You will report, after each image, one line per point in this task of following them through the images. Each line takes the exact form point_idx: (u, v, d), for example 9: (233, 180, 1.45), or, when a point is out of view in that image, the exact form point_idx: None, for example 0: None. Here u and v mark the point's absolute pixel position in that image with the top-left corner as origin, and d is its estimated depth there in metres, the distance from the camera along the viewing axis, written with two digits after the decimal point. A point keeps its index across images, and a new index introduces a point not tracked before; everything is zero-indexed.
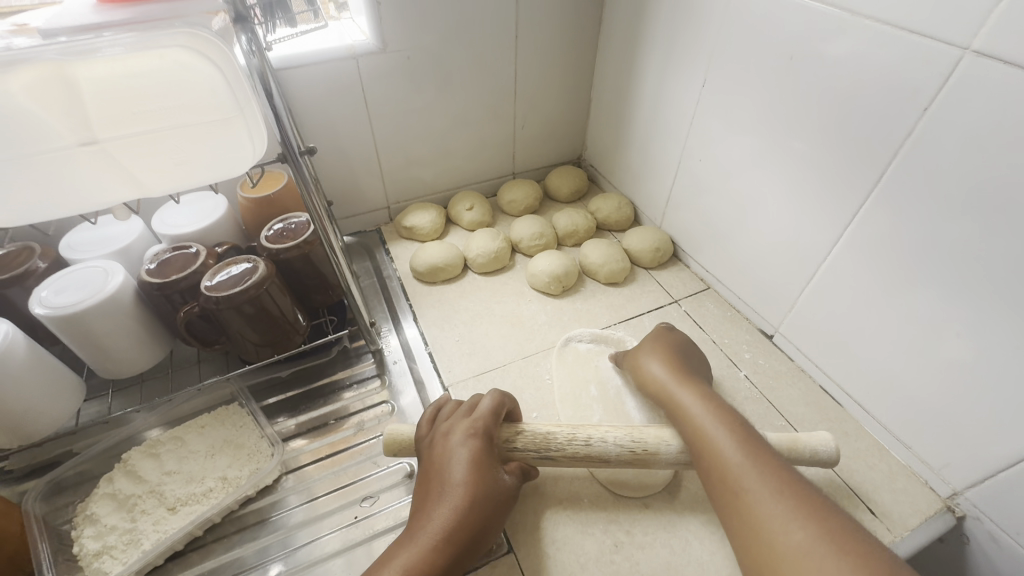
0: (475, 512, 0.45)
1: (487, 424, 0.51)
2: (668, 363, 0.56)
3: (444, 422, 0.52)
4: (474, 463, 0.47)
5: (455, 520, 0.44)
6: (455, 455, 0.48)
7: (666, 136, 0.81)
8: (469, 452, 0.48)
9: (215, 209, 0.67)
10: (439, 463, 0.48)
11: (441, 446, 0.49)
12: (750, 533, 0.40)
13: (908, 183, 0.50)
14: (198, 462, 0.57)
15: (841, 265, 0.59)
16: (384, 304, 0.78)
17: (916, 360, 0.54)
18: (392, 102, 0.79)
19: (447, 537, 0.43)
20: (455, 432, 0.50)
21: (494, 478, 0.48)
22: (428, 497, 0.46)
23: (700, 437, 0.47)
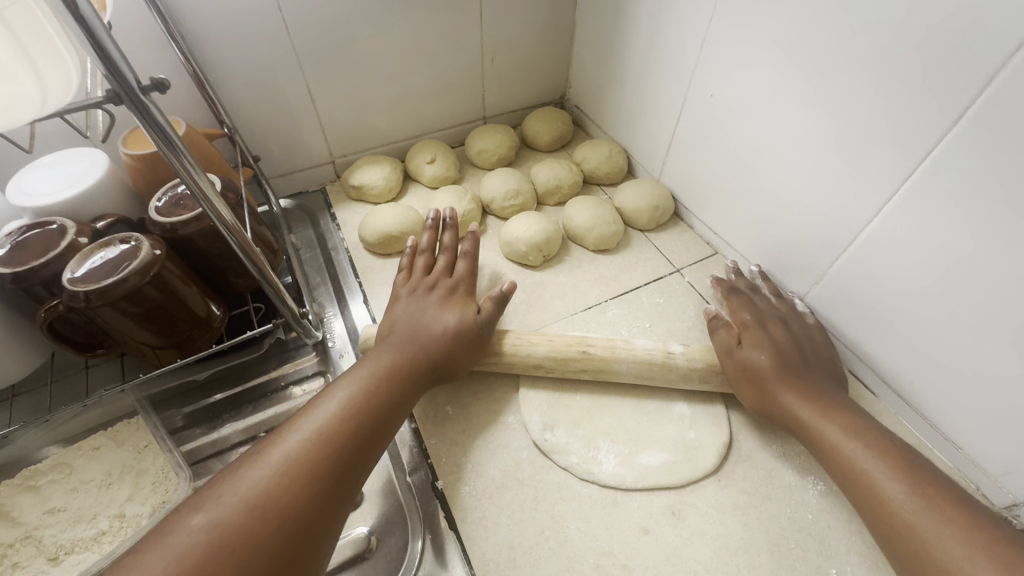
0: (454, 334, 0.49)
1: (465, 272, 0.55)
2: (775, 364, 0.48)
3: (424, 275, 0.55)
4: (456, 301, 0.52)
5: (437, 338, 0.49)
6: (436, 295, 0.52)
7: (669, 67, 0.66)
8: (429, 292, 0.53)
9: (92, 170, 0.52)
10: (401, 305, 0.52)
11: (405, 291, 0.54)
12: (922, 561, 0.36)
13: (1006, 120, 0.37)
14: (89, 496, 0.46)
15: (893, 229, 0.47)
16: (329, 282, 0.65)
17: (986, 351, 0.43)
18: (325, 28, 0.62)
19: (427, 350, 0.48)
20: (436, 279, 0.54)
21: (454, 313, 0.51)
22: (404, 321, 0.50)
23: (851, 473, 0.41)
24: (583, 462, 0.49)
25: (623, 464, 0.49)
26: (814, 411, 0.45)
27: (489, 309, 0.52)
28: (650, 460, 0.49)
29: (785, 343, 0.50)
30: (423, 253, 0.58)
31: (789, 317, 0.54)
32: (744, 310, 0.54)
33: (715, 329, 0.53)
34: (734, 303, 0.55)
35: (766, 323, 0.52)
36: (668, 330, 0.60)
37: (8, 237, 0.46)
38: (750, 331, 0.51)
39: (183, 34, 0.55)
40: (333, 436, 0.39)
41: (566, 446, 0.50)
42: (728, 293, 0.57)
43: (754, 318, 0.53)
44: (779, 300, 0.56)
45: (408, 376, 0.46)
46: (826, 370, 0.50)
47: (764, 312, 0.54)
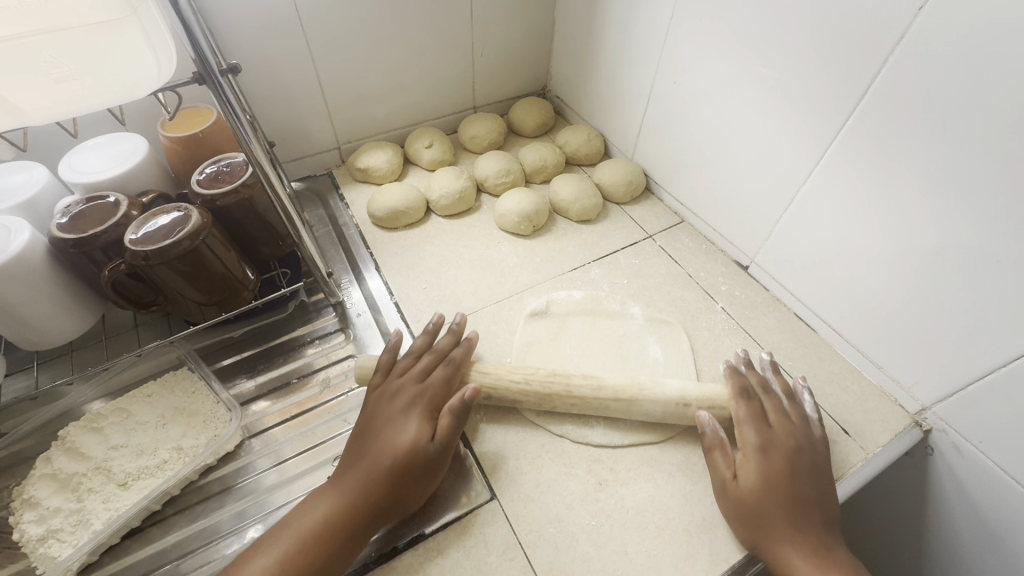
0: (403, 467, 0.45)
1: (439, 381, 0.51)
2: (776, 503, 0.45)
3: (395, 379, 0.52)
4: (415, 419, 0.48)
5: (381, 474, 0.45)
6: (396, 411, 0.49)
7: (638, 59, 0.75)
8: (392, 409, 0.49)
9: (133, 152, 0.58)
10: (360, 426, 0.49)
11: (369, 405, 0.50)
12: None
13: (896, 93, 0.47)
14: (148, 434, 0.53)
15: (820, 189, 0.57)
16: (342, 254, 0.72)
17: (889, 282, 0.54)
18: (334, 27, 0.70)
19: (371, 490, 0.44)
20: (403, 388, 0.50)
21: (410, 438, 0.46)
22: (359, 448, 0.47)
23: None
24: (575, 427, 0.55)
25: (611, 426, 0.55)
26: (811, 565, 0.43)
27: (446, 429, 0.48)
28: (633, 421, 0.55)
29: (787, 483, 0.46)
30: (409, 357, 0.54)
31: (800, 440, 0.49)
32: (753, 427, 0.49)
33: (712, 450, 0.49)
34: (742, 414, 0.50)
35: (773, 445, 0.48)
36: (643, 286, 0.69)
37: (68, 209, 0.53)
38: (754, 458, 0.47)
39: (211, 28, 0.62)
40: None
41: (560, 417, 0.56)
42: (737, 395, 0.51)
43: (759, 437, 0.48)
44: (789, 408, 0.51)
45: (345, 528, 0.43)
46: (833, 504, 0.46)
47: (770, 429, 0.49)
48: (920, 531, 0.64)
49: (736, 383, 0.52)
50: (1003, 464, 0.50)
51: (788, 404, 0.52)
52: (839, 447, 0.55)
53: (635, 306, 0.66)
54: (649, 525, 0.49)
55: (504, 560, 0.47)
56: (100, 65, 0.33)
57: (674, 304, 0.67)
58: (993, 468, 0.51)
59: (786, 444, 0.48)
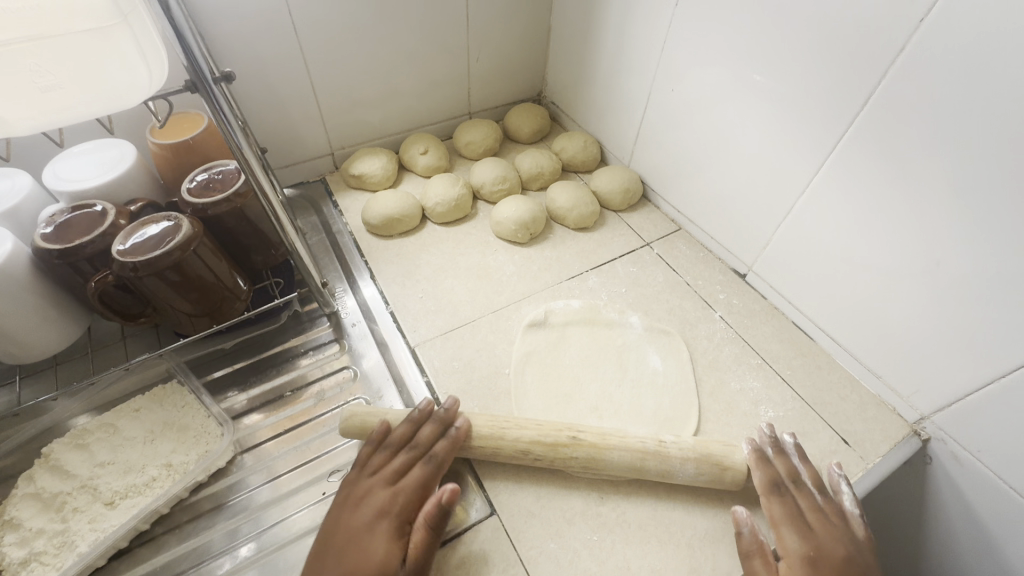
0: None
1: (414, 487, 0.46)
2: None
3: (364, 481, 0.47)
4: (384, 537, 0.43)
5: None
6: (362, 524, 0.43)
7: (635, 66, 0.75)
8: (359, 521, 0.44)
9: (121, 160, 0.56)
10: (323, 537, 0.44)
11: (335, 511, 0.45)
12: None
13: (899, 103, 0.47)
14: (136, 450, 0.51)
15: (820, 198, 0.57)
16: (336, 262, 0.71)
17: (889, 292, 0.54)
18: (329, 32, 0.69)
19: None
20: (373, 494, 0.45)
21: (375, 563, 0.41)
22: (316, 570, 0.41)
23: None
24: None
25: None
26: None
27: (417, 550, 0.43)
28: None
29: None
30: (383, 450, 0.49)
31: (851, 551, 0.44)
32: (793, 534, 0.44)
33: (750, 555, 0.45)
34: (778, 514, 0.46)
35: (821, 554, 0.43)
36: (641, 295, 0.69)
37: (52, 218, 0.51)
38: (801, 569, 0.43)
39: (203, 31, 0.61)
40: None
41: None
42: (768, 495, 0.47)
43: (802, 545, 0.44)
44: (827, 508, 0.46)
45: None
46: None
47: (812, 535, 0.44)
48: (918, 540, 0.64)
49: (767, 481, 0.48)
50: (1002, 474, 0.50)
51: (829, 506, 0.47)
52: (839, 458, 0.55)
53: (634, 315, 0.66)
54: (651, 540, 0.48)
55: None
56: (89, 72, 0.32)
57: (673, 313, 0.67)
58: (991, 478, 0.52)
59: (833, 551, 0.43)
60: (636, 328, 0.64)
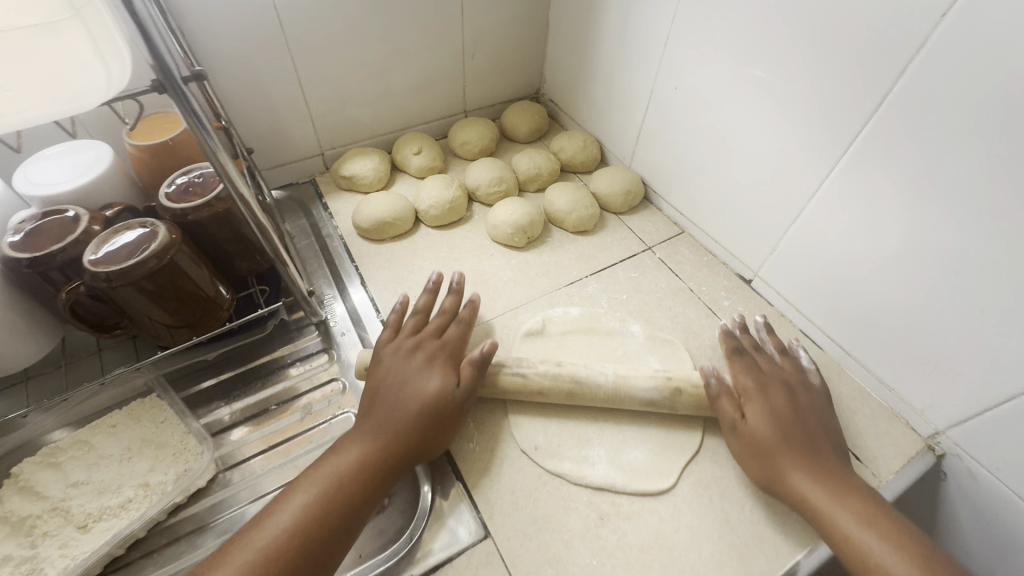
0: (430, 413, 0.47)
1: (453, 338, 0.53)
2: (783, 436, 0.47)
3: (410, 336, 0.53)
4: (438, 370, 0.49)
5: (412, 418, 0.46)
6: (416, 365, 0.49)
7: (637, 63, 0.72)
8: (416, 361, 0.50)
9: (97, 162, 0.53)
10: (381, 377, 0.49)
11: (388, 358, 0.50)
12: None
13: (916, 105, 0.44)
14: (111, 469, 0.49)
15: (831, 202, 0.54)
16: (326, 267, 0.68)
17: (903, 301, 0.51)
18: (317, 28, 0.66)
19: (404, 435, 0.45)
20: (422, 343, 0.51)
21: (439, 388, 0.48)
22: (381, 399, 0.47)
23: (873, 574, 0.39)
24: (575, 463, 0.51)
25: (613, 466, 0.52)
26: (824, 491, 0.44)
27: (469, 378, 0.50)
28: (635, 456, 0.52)
29: (792, 419, 0.48)
30: (416, 315, 0.55)
31: (795, 383, 0.51)
32: (752, 379, 0.51)
33: (718, 397, 0.50)
34: (738, 368, 0.53)
35: (774, 386, 0.51)
36: (643, 302, 0.66)
37: (21, 224, 0.48)
38: (758, 399, 0.49)
39: (183, 27, 0.58)
40: (279, 562, 0.37)
41: (559, 453, 0.52)
42: (730, 353, 0.54)
43: (758, 383, 0.51)
44: (782, 360, 0.54)
45: (374, 473, 0.43)
46: (839, 440, 0.49)
47: (767, 377, 0.52)
48: None
49: (726, 343, 0.55)
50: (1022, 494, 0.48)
51: (780, 359, 0.55)
52: None
53: (635, 322, 0.63)
54: (654, 565, 0.46)
55: None
56: (40, 73, 0.29)
57: (676, 321, 0.65)
58: (1010, 497, 0.49)
59: (780, 385, 0.51)
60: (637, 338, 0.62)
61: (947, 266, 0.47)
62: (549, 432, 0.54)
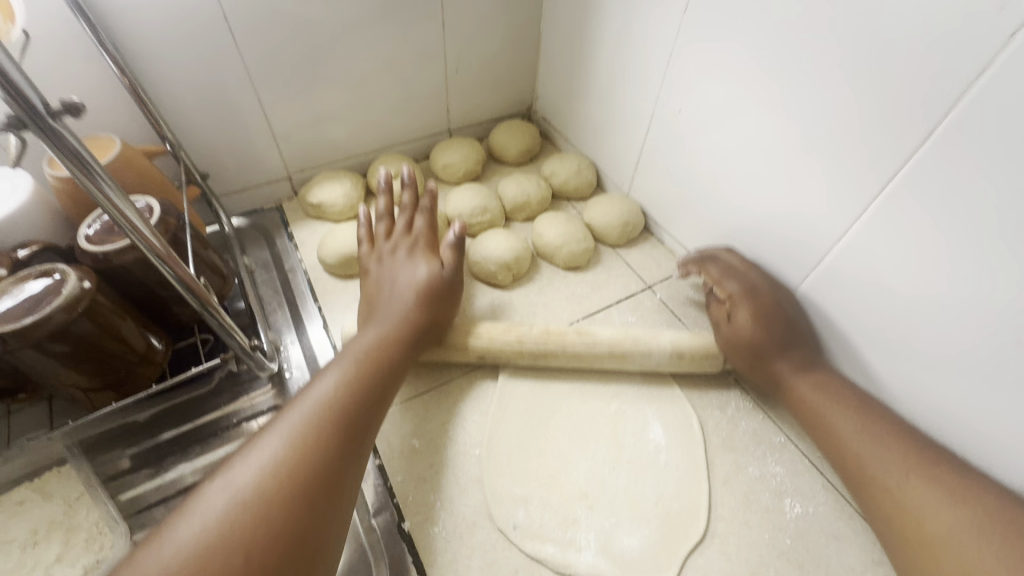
0: (431, 294, 0.50)
1: (423, 231, 0.55)
2: (760, 325, 0.50)
3: (385, 242, 0.55)
4: (423, 261, 0.53)
5: (414, 304, 0.49)
6: (402, 261, 0.53)
7: (635, 82, 0.65)
8: (404, 258, 0.53)
9: (11, 194, 0.46)
10: (380, 278, 0.52)
11: (379, 263, 0.53)
12: (892, 509, 0.41)
13: (972, 146, 0.36)
14: (12, 558, 0.42)
15: (857, 250, 0.46)
16: (286, 308, 0.61)
17: (949, 373, 0.42)
18: (276, 44, 0.59)
19: (410, 317, 0.49)
20: (398, 243, 0.54)
21: (435, 275, 0.52)
22: (384, 297, 0.50)
23: (827, 432, 0.46)
24: (558, 551, 0.44)
25: (603, 553, 0.44)
26: (795, 370, 0.49)
27: (453, 260, 0.54)
28: (630, 545, 0.44)
29: (772, 310, 0.50)
30: (383, 218, 0.56)
31: (772, 280, 0.54)
32: (732, 280, 0.53)
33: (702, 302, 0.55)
34: (716, 271, 0.55)
35: (755, 280, 0.53)
36: None
37: None
38: (740, 294, 0.52)
39: (114, 41, 0.51)
40: (339, 408, 0.39)
41: (541, 532, 0.45)
42: (703, 262, 0.58)
43: (740, 281, 0.53)
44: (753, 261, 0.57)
45: (395, 348, 0.46)
46: (809, 326, 0.52)
47: (745, 272, 0.54)
48: None
49: (699, 255, 0.59)
50: None
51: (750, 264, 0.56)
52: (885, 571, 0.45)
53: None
54: None
55: None
56: None
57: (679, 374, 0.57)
58: None
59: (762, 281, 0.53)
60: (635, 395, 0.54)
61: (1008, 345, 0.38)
62: (531, 505, 0.46)
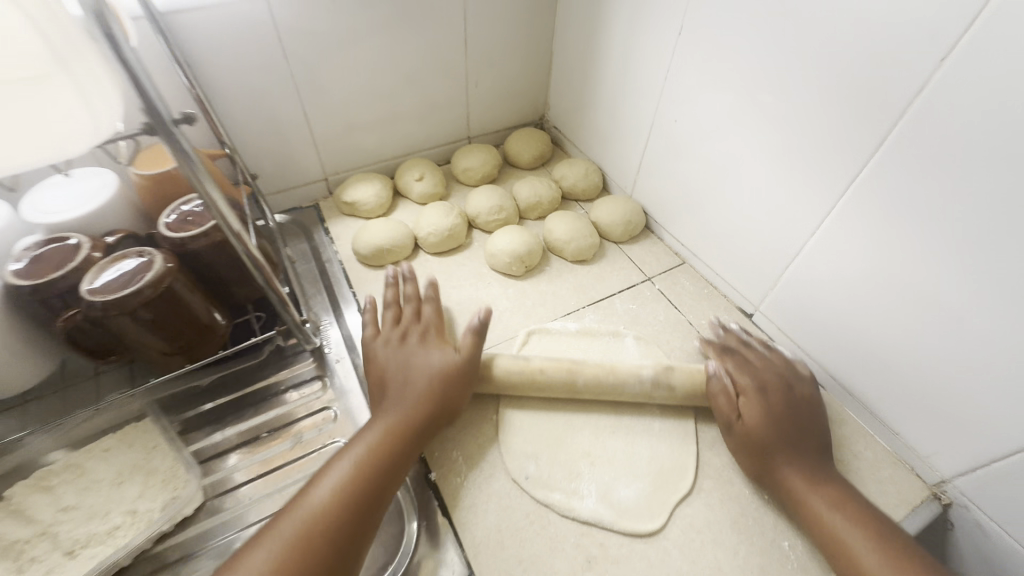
0: (441, 385, 0.51)
1: (432, 317, 0.57)
2: (774, 428, 0.49)
3: (395, 326, 0.56)
4: (437, 348, 0.53)
5: (424, 393, 0.50)
6: (415, 346, 0.53)
7: (638, 95, 0.72)
8: (419, 346, 0.53)
9: (102, 189, 0.55)
10: (394, 358, 0.52)
11: (395, 345, 0.53)
12: None
13: (922, 144, 0.43)
14: (102, 494, 0.49)
15: (833, 237, 0.53)
16: (325, 293, 0.68)
17: (908, 339, 0.50)
18: (326, 60, 0.68)
19: (420, 407, 0.49)
20: (410, 329, 0.55)
21: (447, 365, 0.52)
22: (395, 382, 0.50)
23: (841, 549, 0.43)
24: (564, 498, 0.50)
25: (603, 502, 0.50)
26: (807, 482, 0.47)
27: (470, 345, 0.54)
28: (627, 495, 0.51)
29: (784, 414, 0.50)
30: (389, 307, 0.57)
31: (788, 368, 0.55)
32: (749, 377, 0.53)
33: (714, 394, 0.53)
34: (732, 364, 0.55)
35: (766, 379, 0.52)
36: (641, 334, 0.65)
37: (25, 252, 0.49)
38: (751, 392, 0.52)
39: (194, 58, 0.60)
40: (327, 524, 0.41)
41: (549, 484, 0.51)
42: (721, 353, 0.58)
43: (752, 378, 0.53)
44: (772, 352, 0.57)
45: (399, 445, 0.47)
46: (824, 435, 0.50)
47: (759, 369, 0.54)
48: None
49: (728, 347, 0.58)
50: None
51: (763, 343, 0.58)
52: None
53: (629, 333, 0.64)
54: None
55: None
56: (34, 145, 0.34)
57: (674, 355, 0.63)
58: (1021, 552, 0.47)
59: (776, 381, 0.53)
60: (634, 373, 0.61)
61: (955, 312, 0.45)
62: (540, 463, 0.53)
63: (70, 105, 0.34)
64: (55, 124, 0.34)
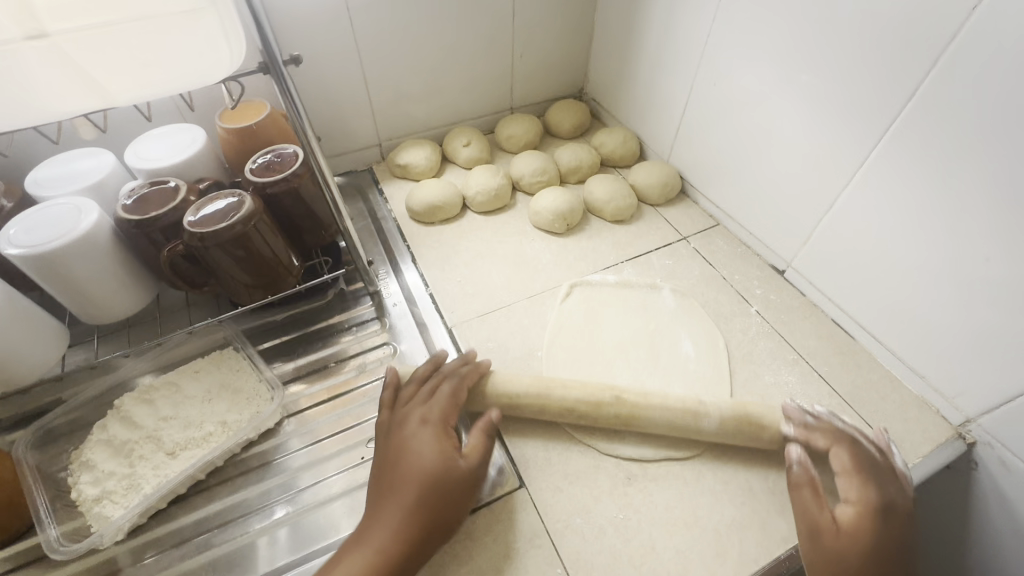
0: (440, 488, 0.45)
1: (444, 398, 0.51)
2: (868, 557, 0.42)
3: (402, 406, 0.51)
4: (439, 438, 0.47)
5: (421, 499, 0.44)
6: (415, 434, 0.48)
7: (676, 63, 0.75)
8: (420, 437, 0.47)
9: (192, 142, 0.61)
10: (393, 450, 0.47)
11: (396, 433, 0.48)
12: None
13: (951, 94, 0.45)
14: (195, 407, 0.56)
15: (863, 190, 0.56)
16: (381, 246, 0.74)
17: (934, 285, 0.52)
18: (382, 31, 0.73)
19: (416, 514, 0.43)
20: (414, 412, 0.49)
21: (448, 466, 0.46)
22: (390, 481, 0.45)
23: None
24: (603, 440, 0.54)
25: (641, 436, 0.54)
26: None
27: (476, 448, 0.48)
28: None
29: (889, 547, 0.43)
30: (412, 381, 0.53)
31: (894, 489, 0.47)
32: (858, 482, 0.46)
33: (798, 486, 0.46)
34: (846, 463, 0.47)
35: (884, 503, 0.45)
36: (677, 286, 0.69)
37: (133, 192, 0.56)
38: (863, 514, 0.44)
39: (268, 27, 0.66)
40: None
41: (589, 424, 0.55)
42: (831, 440, 0.49)
43: (869, 494, 0.45)
44: (880, 458, 0.49)
45: (392, 564, 0.41)
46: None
47: (876, 478, 0.46)
48: (964, 549, 0.61)
49: (840, 429, 0.50)
50: None
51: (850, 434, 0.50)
52: None
53: (665, 286, 0.68)
54: (676, 522, 0.49)
55: (531, 547, 0.47)
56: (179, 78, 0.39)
57: (708, 306, 0.67)
58: None
59: (896, 506, 0.45)
60: (672, 320, 0.65)
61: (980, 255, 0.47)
62: None
63: (215, 46, 0.39)
64: (203, 61, 0.39)
